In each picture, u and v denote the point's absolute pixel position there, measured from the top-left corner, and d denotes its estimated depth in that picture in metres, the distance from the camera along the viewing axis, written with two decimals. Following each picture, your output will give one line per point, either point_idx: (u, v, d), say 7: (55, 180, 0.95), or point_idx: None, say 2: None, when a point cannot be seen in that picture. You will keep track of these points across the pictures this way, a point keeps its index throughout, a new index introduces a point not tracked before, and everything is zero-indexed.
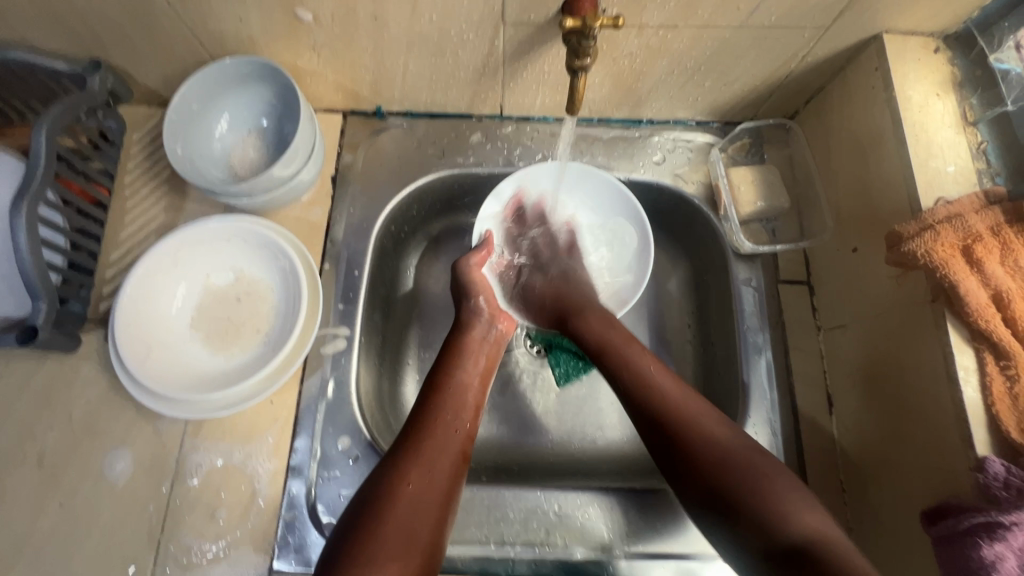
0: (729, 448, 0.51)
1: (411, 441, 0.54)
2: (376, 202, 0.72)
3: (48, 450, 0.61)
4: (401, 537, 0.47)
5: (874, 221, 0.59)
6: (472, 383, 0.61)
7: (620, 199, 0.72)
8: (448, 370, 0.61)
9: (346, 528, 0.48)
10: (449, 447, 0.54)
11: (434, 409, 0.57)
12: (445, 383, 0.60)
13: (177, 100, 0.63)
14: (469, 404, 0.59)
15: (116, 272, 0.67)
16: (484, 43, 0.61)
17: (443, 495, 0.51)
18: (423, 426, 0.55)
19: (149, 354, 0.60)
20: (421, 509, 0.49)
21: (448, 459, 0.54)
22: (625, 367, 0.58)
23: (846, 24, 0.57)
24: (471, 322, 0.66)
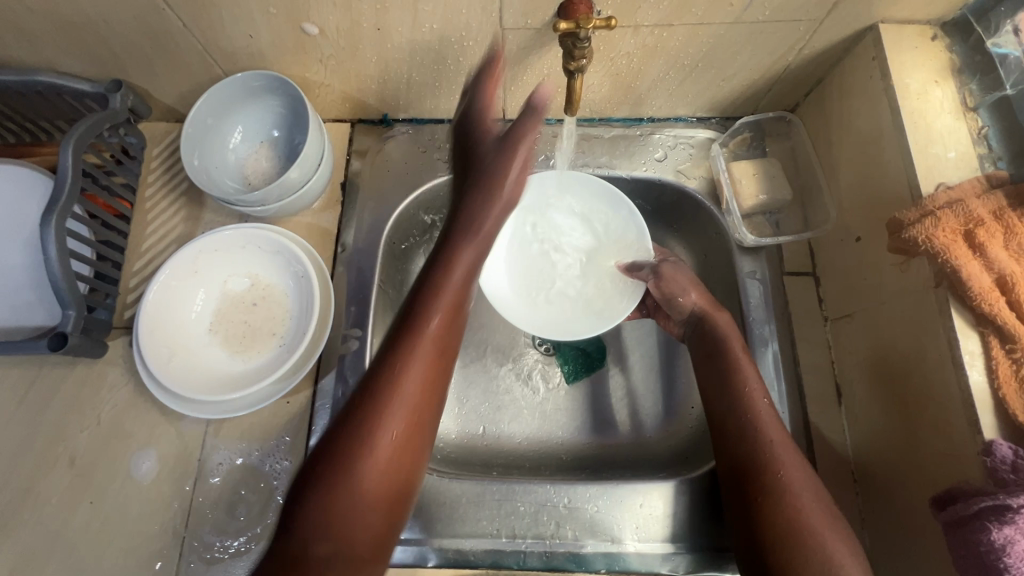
0: (798, 494, 0.51)
1: (375, 405, 0.47)
2: (385, 206, 0.74)
3: (79, 452, 0.64)
4: (373, 494, 0.46)
5: (876, 210, 0.59)
6: (449, 326, 0.51)
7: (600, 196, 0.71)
8: (424, 307, 0.49)
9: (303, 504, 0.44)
10: (413, 412, 0.48)
11: (404, 360, 0.48)
12: (421, 322, 0.49)
13: (193, 114, 0.65)
14: (445, 350, 0.50)
15: (140, 281, 0.71)
16: (484, 49, 0.63)
17: (405, 469, 0.48)
18: (388, 387, 0.47)
19: (171, 358, 0.63)
20: (382, 491, 0.46)
21: (415, 425, 0.48)
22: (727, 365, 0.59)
23: (841, 15, 0.58)
24: (494, 182, 0.53)
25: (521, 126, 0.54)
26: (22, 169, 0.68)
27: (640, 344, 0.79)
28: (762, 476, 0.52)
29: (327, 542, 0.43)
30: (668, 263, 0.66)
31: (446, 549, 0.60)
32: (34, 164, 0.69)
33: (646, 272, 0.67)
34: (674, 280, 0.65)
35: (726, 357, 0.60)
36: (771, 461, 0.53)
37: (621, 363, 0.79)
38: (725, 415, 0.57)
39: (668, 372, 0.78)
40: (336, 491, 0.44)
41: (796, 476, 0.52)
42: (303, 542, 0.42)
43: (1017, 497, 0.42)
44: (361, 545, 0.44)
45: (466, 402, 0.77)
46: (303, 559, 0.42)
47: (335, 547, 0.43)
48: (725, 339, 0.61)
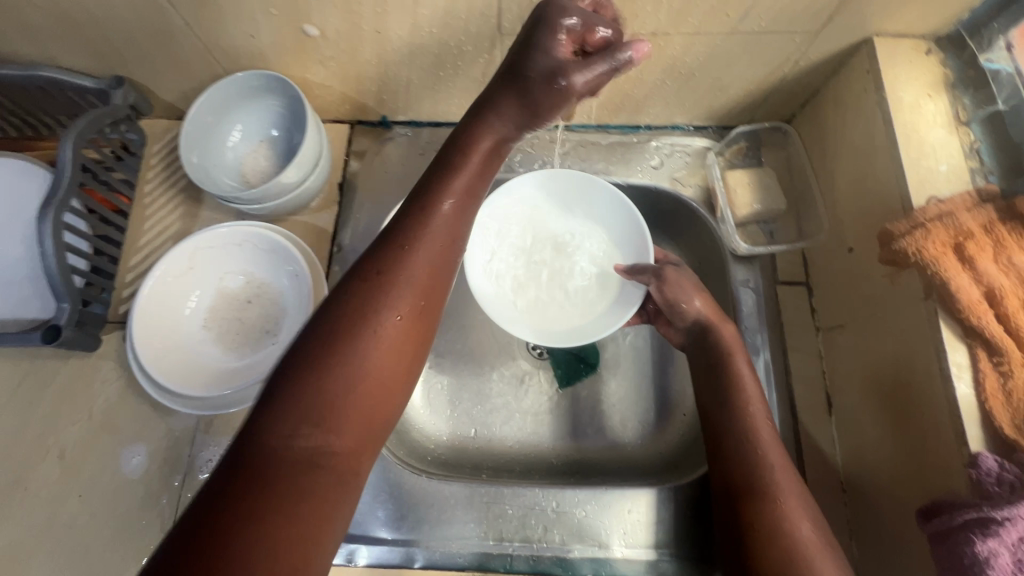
0: (788, 510, 0.50)
1: (365, 303, 0.40)
2: (381, 208, 0.75)
3: (69, 445, 0.64)
4: (368, 384, 0.38)
5: (868, 220, 0.60)
6: (457, 223, 0.46)
7: (590, 201, 0.71)
8: (423, 206, 0.45)
9: (271, 406, 0.36)
10: (408, 312, 0.41)
11: (399, 262, 0.42)
12: (422, 215, 0.44)
13: (193, 113, 0.66)
14: (449, 258, 0.45)
15: (136, 277, 0.71)
16: (482, 53, 0.64)
17: (397, 377, 0.41)
18: (376, 288, 0.41)
19: (164, 354, 0.63)
20: (367, 395, 0.38)
21: (408, 329, 0.41)
22: (728, 377, 0.59)
23: (836, 27, 0.58)
24: (530, 88, 0.47)
25: (589, 65, 0.46)
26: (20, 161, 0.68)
27: (632, 351, 0.79)
28: (752, 489, 0.52)
29: (309, 439, 0.36)
30: (671, 268, 0.64)
31: (433, 549, 0.60)
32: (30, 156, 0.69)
33: (648, 275, 0.64)
34: (678, 286, 0.63)
35: (727, 375, 0.59)
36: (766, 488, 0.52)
37: (615, 370, 0.79)
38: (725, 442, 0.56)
39: (661, 379, 0.78)
40: (322, 378, 0.37)
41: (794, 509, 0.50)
42: (278, 436, 0.35)
43: (1001, 509, 0.42)
44: (340, 459, 0.37)
45: (458, 403, 0.77)
46: (276, 451, 0.35)
47: (315, 441, 0.36)
48: (726, 352, 0.60)
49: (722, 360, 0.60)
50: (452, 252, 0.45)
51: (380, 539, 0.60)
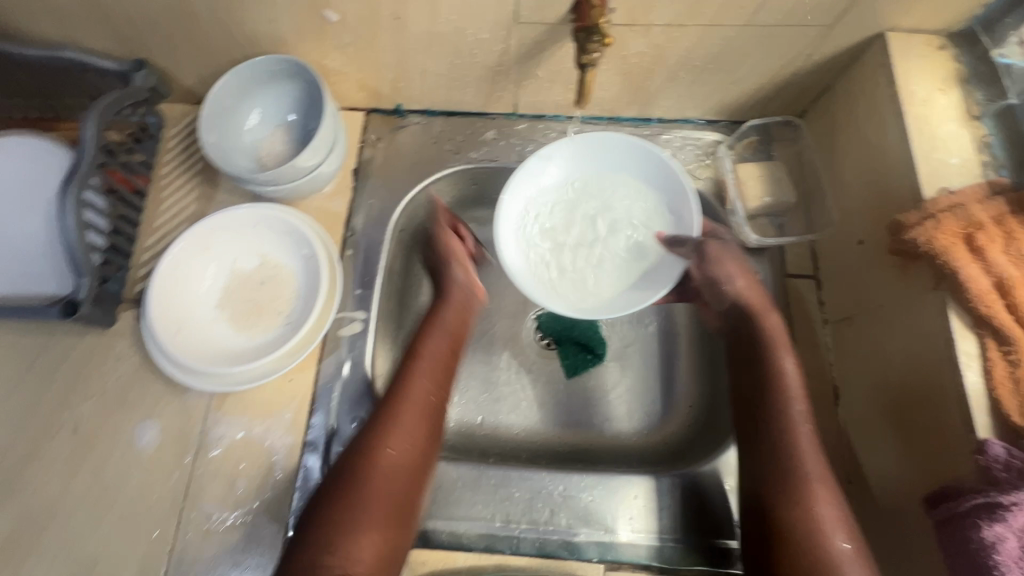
0: (822, 514, 0.51)
1: (369, 440, 0.57)
2: (394, 194, 0.76)
3: (83, 420, 0.65)
4: (377, 506, 0.53)
5: (878, 212, 0.60)
6: (429, 400, 0.61)
7: (635, 155, 0.67)
8: (404, 390, 0.60)
9: (308, 528, 0.52)
10: (404, 438, 0.57)
11: (391, 418, 0.58)
12: (402, 399, 0.60)
13: (212, 94, 0.66)
14: (429, 405, 0.60)
15: (151, 256, 0.72)
16: (498, 42, 0.64)
17: (401, 495, 0.55)
18: (378, 426, 0.58)
19: (178, 332, 0.64)
20: (377, 514, 0.53)
21: (408, 474, 0.56)
22: (770, 374, 0.59)
23: (849, 22, 0.59)
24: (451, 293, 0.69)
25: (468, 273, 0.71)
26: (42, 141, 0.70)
27: (639, 342, 0.80)
28: (787, 492, 0.53)
29: (335, 554, 0.50)
30: (715, 244, 0.64)
31: (440, 530, 0.60)
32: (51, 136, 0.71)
33: (687, 248, 0.64)
34: (719, 263, 0.64)
35: (767, 367, 0.59)
36: (801, 490, 0.52)
37: (622, 361, 0.79)
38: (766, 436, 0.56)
39: (668, 371, 0.78)
40: (342, 502, 0.53)
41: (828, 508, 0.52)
42: (309, 564, 0.49)
43: (1008, 494, 0.42)
44: (363, 565, 0.51)
45: (465, 390, 0.78)
46: (311, 572, 0.49)
47: (340, 557, 0.50)
48: (770, 348, 0.60)
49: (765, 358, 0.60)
50: (431, 411, 0.60)
51: None
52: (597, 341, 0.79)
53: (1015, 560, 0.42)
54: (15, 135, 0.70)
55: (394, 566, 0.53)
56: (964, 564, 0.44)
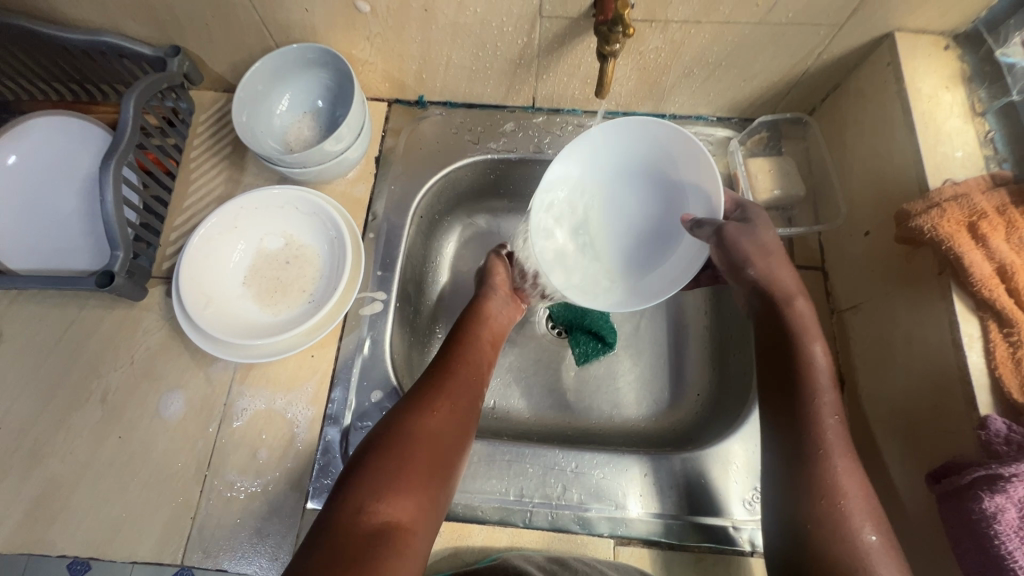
0: (853, 513, 0.50)
1: (418, 400, 0.58)
2: (415, 181, 0.78)
3: (111, 389, 0.67)
4: (420, 463, 0.53)
5: (885, 203, 0.62)
6: (475, 374, 0.64)
7: (637, 129, 0.63)
8: (452, 359, 0.64)
9: (354, 473, 0.52)
10: (451, 401, 0.59)
11: (441, 381, 0.61)
12: (451, 368, 0.63)
13: (247, 80, 0.69)
14: (474, 379, 0.63)
15: (180, 236, 0.74)
16: (521, 35, 0.67)
17: (447, 454, 0.56)
18: (428, 389, 0.60)
19: (207, 305, 0.66)
20: (425, 469, 0.53)
21: (455, 430, 0.58)
22: (805, 368, 0.56)
23: (860, 21, 0.62)
24: (490, 295, 0.74)
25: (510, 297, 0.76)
26: (72, 121, 0.72)
27: (647, 332, 0.83)
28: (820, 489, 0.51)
29: (383, 502, 0.50)
30: (733, 226, 0.59)
31: (455, 502, 0.62)
32: (80, 115, 0.73)
33: (706, 231, 0.60)
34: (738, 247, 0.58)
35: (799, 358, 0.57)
36: (833, 482, 0.51)
37: (631, 350, 0.82)
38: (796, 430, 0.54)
39: (676, 361, 0.80)
40: (390, 452, 0.53)
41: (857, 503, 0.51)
42: (355, 510, 0.49)
43: (1008, 466, 0.44)
44: (407, 516, 0.50)
45: None
46: (355, 518, 0.48)
47: (386, 505, 0.50)
48: (799, 337, 0.57)
49: (799, 349, 0.57)
50: (476, 383, 0.63)
51: None
52: (607, 330, 0.80)
53: (1015, 529, 0.44)
54: (42, 116, 0.72)
55: (430, 530, 0.52)
56: (967, 535, 0.46)
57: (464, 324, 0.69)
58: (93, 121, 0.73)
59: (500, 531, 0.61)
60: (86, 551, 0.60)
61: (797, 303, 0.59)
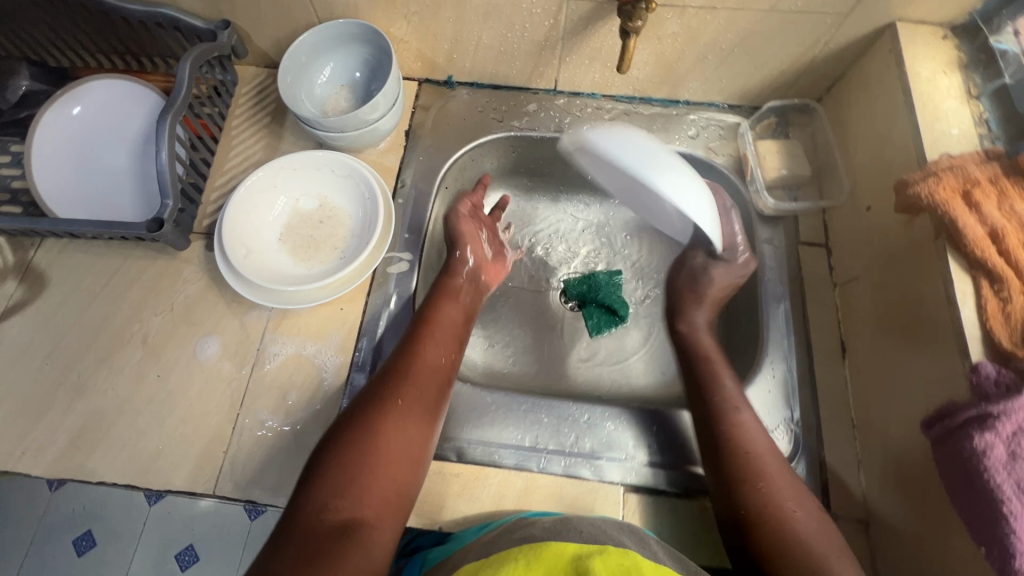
0: (779, 502, 0.57)
1: (381, 393, 0.60)
2: (442, 153, 0.83)
3: (152, 332, 0.71)
4: (386, 457, 0.56)
5: (885, 179, 0.67)
6: (442, 360, 0.66)
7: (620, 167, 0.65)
8: (419, 345, 0.66)
9: (319, 468, 0.54)
10: (413, 393, 0.61)
11: (403, 372, 0.63)
12: (414, 356, 0.64)
13: (292, 51, 0.75)
14: (440, 367, 0.65)
15: (220, 195, 0.79)
16: (548, 17, 0.73)
17: (413, 444, 0.58)
18: (393, 381, 0.62)
19: (247, 256, 0.70)
20: (389, 460, 0.56)
21: (418, 419, 0.60)
22: (710, 385, 0.66)
23: (864, 11, 0.67)
24: (457, 270, 0.76)
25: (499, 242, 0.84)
26: (85, 83, 0.76)
27: (656, 309, 0.87)
28: (744, 488, 0.58)
29: (345, 499, 0.52)
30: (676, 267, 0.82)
31: (475, 449, 0.65)
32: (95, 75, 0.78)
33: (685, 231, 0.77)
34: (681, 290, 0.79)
35: (705, 381, 0.67)
36: (757, 476, 0.58)
37: (641, 324, 0.86)
38: (707, 418, 0.64)
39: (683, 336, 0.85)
40: (352, 447, 0.55)
41: (778, 472, 0.59)
42: (319, 508, 0.51)
43: (997, 404, 0.47)
44: (370, 508, 0.53)
45: (494, 337, 0.85)
46: (319, 515, 0.50)
47: (348, 502, 0.52)
48: (704, 361, 0.70)
49: (710, 371, 0.68)
50: (442, 371, 0.65)
51: None
52: (619, 304, 0.85)
53: (1003, 465, 0.47)
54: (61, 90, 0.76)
55: (398, 517, 0.55)
56: (958, 472, 0.49)
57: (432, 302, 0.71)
58: (107, 76, 0.77)
59: (517, 475, 0.64)
60: (125, 479, 0.64)
61: (695, 331, 0.75)
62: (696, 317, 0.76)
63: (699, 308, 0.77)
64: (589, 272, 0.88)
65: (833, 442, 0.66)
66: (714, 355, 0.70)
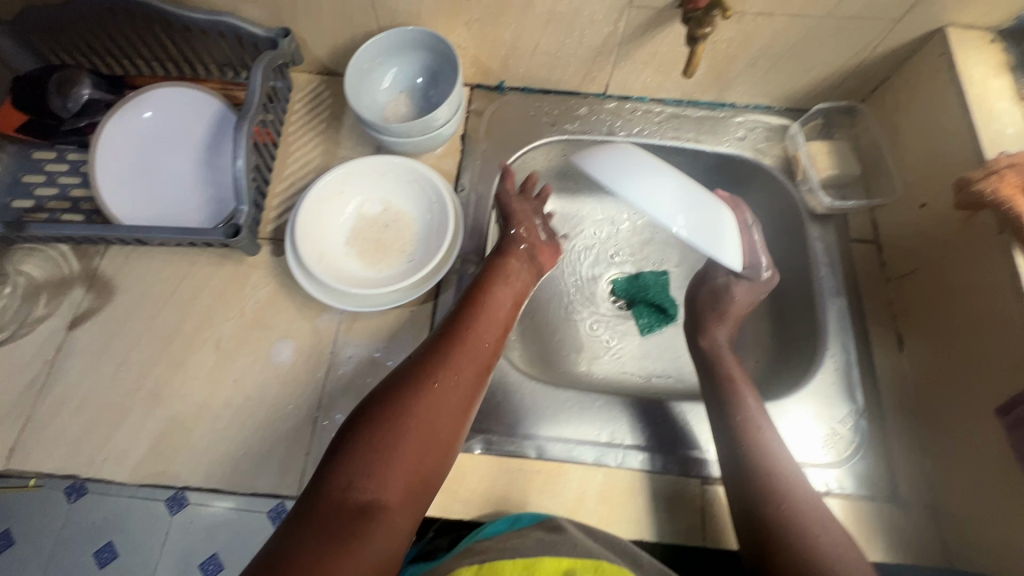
0: (805, 524, 0.57)
1: (423, 371, 0.58)
2: (498, 157, 0.85)
3: (225, 337, 0.72)
4: (417, 443, 0.53)
5: (940, 179, 0.70)
6: (485, 348, 0.63)
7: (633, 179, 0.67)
8: (465, 329, 0.63)
9: (348, 442, 0.52)
10: (455, 378, 0.58)
11: (448, 356, 0.60)
12: (460, 340, 0.62)
13: (357, 57, 0.76)
14: (483, 357, 0.62)
15: (282, 201, 0.80)
16: (609, 24, 0.74)
17: (448, 431, 0.56)
18: (435, 363, 0.59)
19: (320, 260, 0.71)
20: (421, 446, 0.53)
21: (456, 408, 0.57)
22: (733, 398, 0.68)
23: (915, 17, 0.70)
24: (512, 249, 0.74)
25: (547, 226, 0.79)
26: (143, 92, 0.77)
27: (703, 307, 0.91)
28: (766, 509, 0.58)
29: (368, 482, 0.50)
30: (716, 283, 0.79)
31: (555, 446, 0.67)
32: (155, 83, 0.79)
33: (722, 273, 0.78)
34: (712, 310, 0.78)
35: (730, 396, 0.68)
36: (773, 493, 0.59)
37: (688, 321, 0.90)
38: (731, 431, 0.65)
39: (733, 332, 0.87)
40: (384, 425, 0.53)
41: (800, 491, 0.60)
42: (343, 486, 0.49)
43: None
44: (392, 494, 0.50)
45: (550, 337, 0.87)
46: (341, 495, 0.49)
47: (373, 485, 0.50)
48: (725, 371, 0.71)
49: (729, 382, 0.70)
50: (485, 361, 0.62)
51: (506, 431, 0.68)
52: (668, 302, 0.89)
53: None
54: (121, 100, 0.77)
55: (420, 508, 0.52)
56: None
57: (481, 284, 0.68)
58: (169, 83, 0.78)
59: (596, 471, 0.66)
60: (210, 482, 0.65)
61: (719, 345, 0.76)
62: (718, 334, 0.77)
63: (720, 328, 0.77)
64: (636, 272, 0.92)
65: (898, 432, 0.69)
66: (736, 366, 0.72)
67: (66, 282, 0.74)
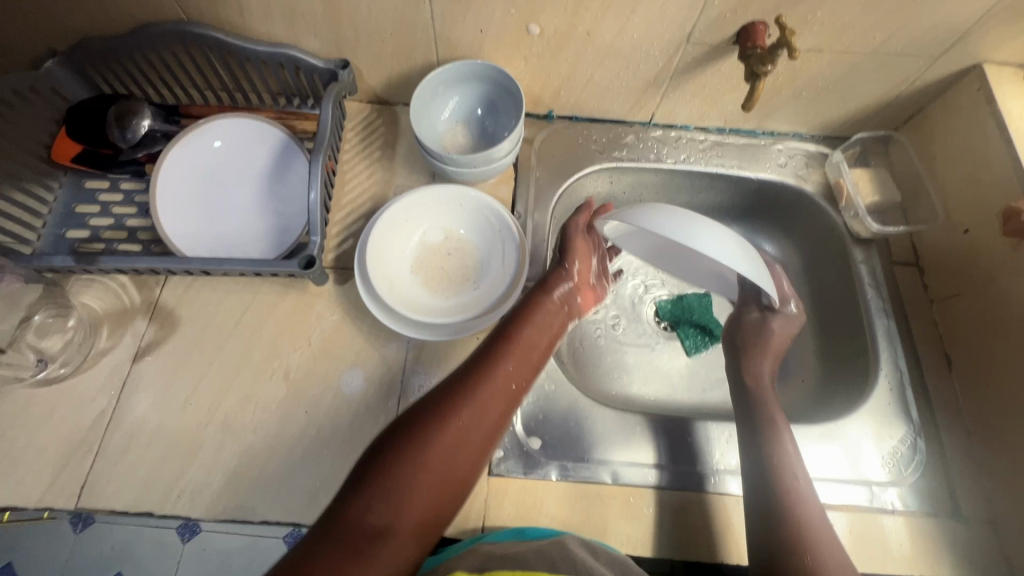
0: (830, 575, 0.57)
1: (450, 401, 0.57)
2: (550, 183, 0.87)
3: (294, 368, 0.71)
4: (434, 475, 0.52)
5: (984, 206, 0.73)
6: (513, 386, 0.62)
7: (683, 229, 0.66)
8: (495, 363, 0.62)
9: (372, 465, 0.52)
10: (478, 413, 0.57)
11: (475, 390, 0.59)
12: (488, 374, 0.60)
13: (420, 90, 0.79)
14: (511, 396, 0.61)
15: (342, 229, 0.80)
16: (664, 59, 0.77)
17: (466, 467, 0.55)
18: (463, 395, 0.58)
19: (390, 289, 0.73)
20: (438, 477, 0.52)
21: (477, 446, 0.56)
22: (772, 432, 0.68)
23: (954, 54, 0.74)
24: (553, 287, 0.72)
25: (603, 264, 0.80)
26: (208, 121, 0.78)
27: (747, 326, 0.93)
28: (795, 556, 0.58)
29: (384, 509, 0.49)
30: (754, 317, 0.80)
31: (632, 472, 0.68)
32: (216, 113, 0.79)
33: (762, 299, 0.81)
34: (759, 340, 0.79)
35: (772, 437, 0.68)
36: (802, 543, 0.60)
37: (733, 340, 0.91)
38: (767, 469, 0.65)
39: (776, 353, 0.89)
40: (408, 451, 0.52)
41: (825, 540, 0.60)
42: (361, 507, 0.49)
43: None
44: (404, 524, 0.50)
45: (602, 358, 0.89)
46: (358, 516, 0.48)
47: (389, 513, 0.49)
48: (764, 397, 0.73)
49: (775, 409, 0.71)
50: (511, 399, 0.61)
51: (581, 456, 0.69)
52: (713, 325, 0.91)
53: None
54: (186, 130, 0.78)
55: (429, 540, 0.51)
56: None
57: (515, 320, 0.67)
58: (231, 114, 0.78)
59: (672, 496, 0.67)
60: (289, 517, 0.64)
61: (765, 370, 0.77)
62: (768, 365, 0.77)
63: (765, 359, 0.77)
64: (679, 294, 0.93)
65: (954, 448, 0.72)
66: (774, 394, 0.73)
67: (128, 314, 0.73)
